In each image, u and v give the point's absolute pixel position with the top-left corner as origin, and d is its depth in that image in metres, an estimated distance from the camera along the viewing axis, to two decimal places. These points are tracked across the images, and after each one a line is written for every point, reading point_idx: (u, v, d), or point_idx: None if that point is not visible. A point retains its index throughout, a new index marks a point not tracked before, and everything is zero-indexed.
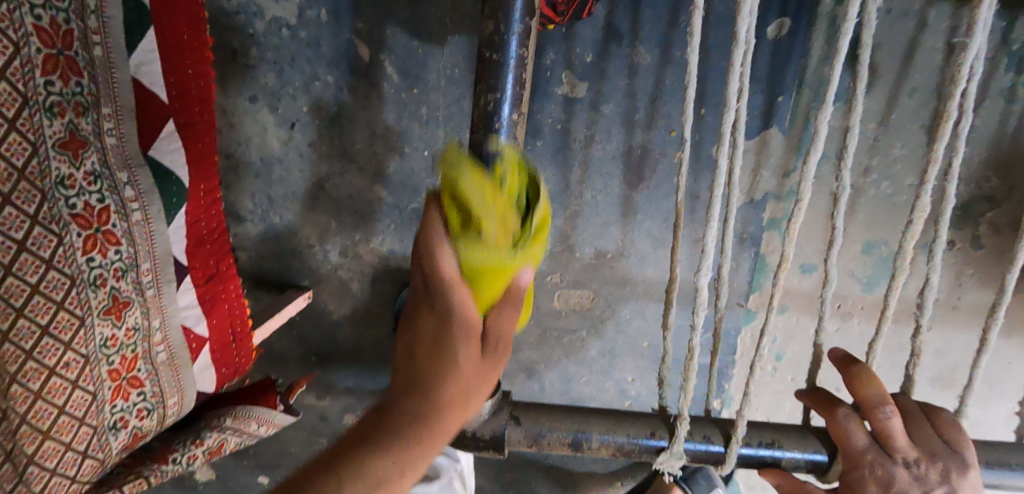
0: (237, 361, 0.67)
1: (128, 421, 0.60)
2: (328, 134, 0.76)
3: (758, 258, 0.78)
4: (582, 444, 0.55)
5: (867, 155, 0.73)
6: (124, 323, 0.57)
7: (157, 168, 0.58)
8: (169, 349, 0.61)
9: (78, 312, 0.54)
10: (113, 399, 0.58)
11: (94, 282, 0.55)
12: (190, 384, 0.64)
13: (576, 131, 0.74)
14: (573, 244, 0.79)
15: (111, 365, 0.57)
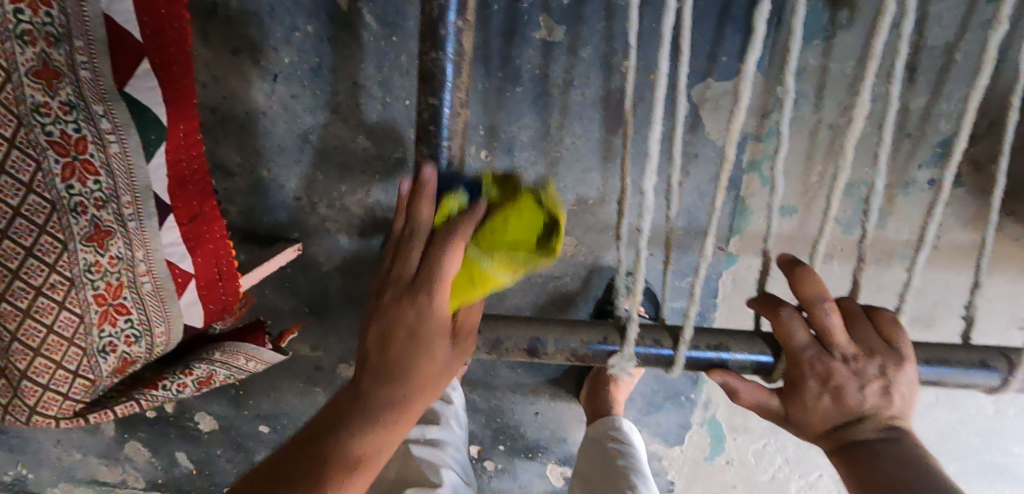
0: (227, 298, 0.69)
1: (116, 346, 0.63)
2: (311, 85, 0.77)
3: (738, 201, 0.79)
4: (539, 349, 0.57)
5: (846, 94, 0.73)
6: (107, 252, 0.59)
7: (133, 104, 0.58)
8: (155, 280, 0.63)
9: (60, 236, 0.57)
10: (101, 323, 0.61)
11: (75, 210, 0.56)
12: (177, 315, 0.66)
13: (554, 76, 0.74)
14: (554, 191, 0.80)
15: (97, 291, 0.60)
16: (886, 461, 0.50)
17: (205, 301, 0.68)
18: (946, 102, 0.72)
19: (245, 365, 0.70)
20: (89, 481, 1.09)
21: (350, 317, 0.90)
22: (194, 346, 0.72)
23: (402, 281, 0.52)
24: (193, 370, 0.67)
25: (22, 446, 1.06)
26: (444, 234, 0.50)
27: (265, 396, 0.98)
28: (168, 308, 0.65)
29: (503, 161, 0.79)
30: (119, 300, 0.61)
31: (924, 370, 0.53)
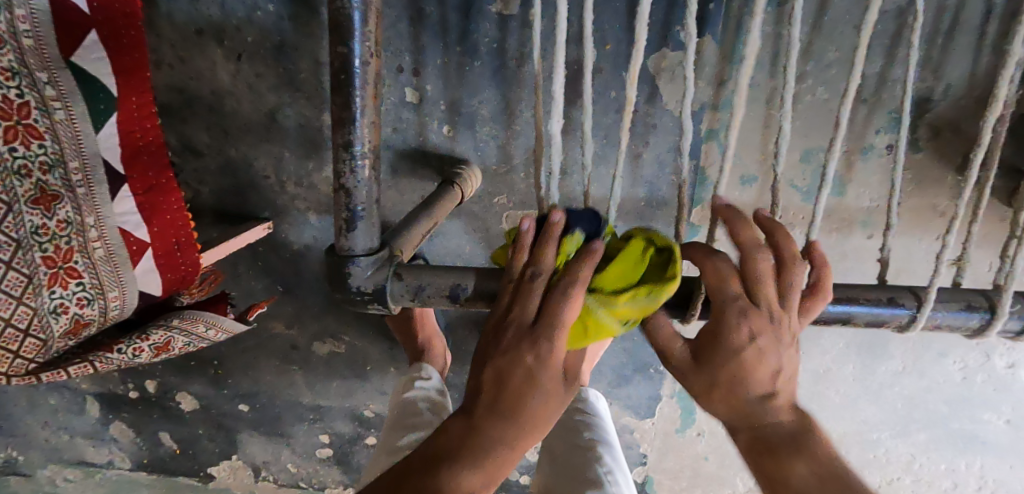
0: (186, 270, 0.70)
1: (67, 307, 0.63)
2: (275, 63, 0.79)
3: (698, 170, 0.79)
4: (460, 296, 0.56)
5: (801, 60, 0.73)
6: (54, 215, 0.60)
7: (80, 74, 0.59)
8: (107, 247, 0.64)
9: (4, 197, 0.57)
10: (51, 284, 0.62)
11: (19, 173, 0.58)
12: (131, 282, 0.67)
13: (511, 49, 0.75)
14: (517, 164, 0.81)
15: (45, 253, 0.61)
16: (795, 463, 0.50)
17: (162, 272, 0.69)
18: (901, 67, 0.72)
19: (205, 333, 0.71)
20: (77, 462, 1.11)
21: (322, 294, 0.92)
22: (155, 314, 0.73)
23: (522, 322, 0.52)
24: (149, 335, 0.68)
25: (13, 428, 1.09)
26: (566, 283, 0.51)
27: (243, 375, 0.99)
28: (121, 274, 0.66)
29: (465, 136, 0.81)
30: (70, 263, 0.62)
31: (833, 307, 0.53)
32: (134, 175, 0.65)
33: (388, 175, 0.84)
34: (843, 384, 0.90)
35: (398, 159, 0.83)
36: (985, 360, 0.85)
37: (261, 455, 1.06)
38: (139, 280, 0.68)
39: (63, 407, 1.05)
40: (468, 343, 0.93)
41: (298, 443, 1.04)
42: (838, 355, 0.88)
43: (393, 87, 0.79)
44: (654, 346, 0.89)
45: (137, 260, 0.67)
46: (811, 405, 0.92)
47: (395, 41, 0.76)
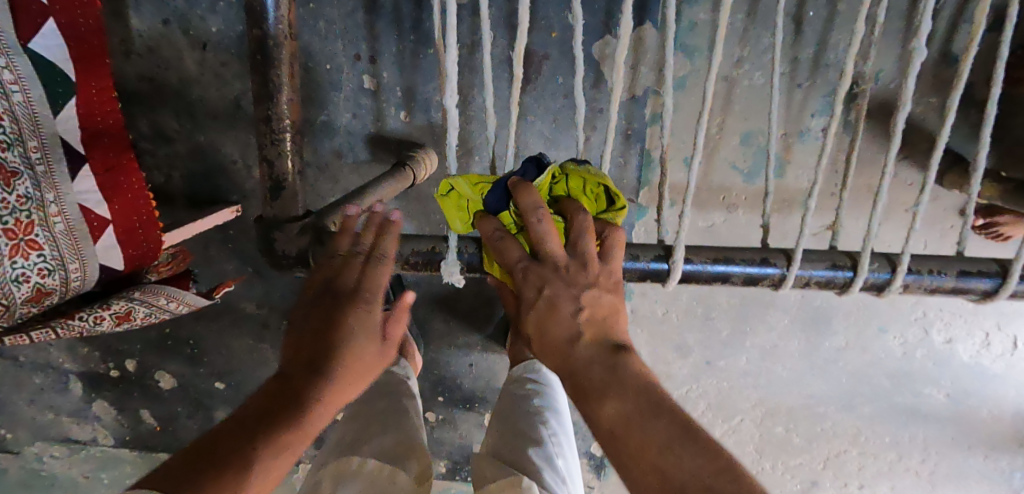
0: (147, 247, 0.73)
1: (29, 278, 0.64)
2: (238, 52, 0.83)
3: (645, 153, 0.83)
4: None
5: (739, 45, 0.77)
6: (14, 189, 0.61)
7: (39, 59, 0.62)
8: (67, 222, 0.66)
9: None
10: (12, 256, 0.62)
11: None
12: (91, 256, 0.69)
13: (462, 37, 0.79)
14: (471, 148, 0.85)
15: (6, 225, 0.61)
16: (599, 396, 0.49)
17: (123, 247, 0.71)
18: (833, 52, 0.76)
19: (166, 306, 0.75)
20: (62, 440, 1.15)
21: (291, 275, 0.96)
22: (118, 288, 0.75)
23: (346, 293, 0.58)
24: (109, 305, 0.71)
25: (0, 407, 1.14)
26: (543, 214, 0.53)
27: (218, 354, 1.04)
28: (80, 249, 0.68)
29: (422, 121, 0.84)
30: (32, 236, 0.63)
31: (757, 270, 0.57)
32: (96, 156, 0.68)
33: (350, 159, 0.87)
34: (790, 359, 0.93)
35: (359, 144, 0.86)
36: (923, 336, 0.89)
37: None
38: (99, 255, 0.70)
39: (48, 386, 1.10)
40: (431, 322, 0.97)
41: None
42: (783, 332, 0.92)
43: (351, 75, 0.83)
44: None
45: (98, 235, 0.69)
46: (760, 380, 0.95)
47: (352, 30, 0.80)
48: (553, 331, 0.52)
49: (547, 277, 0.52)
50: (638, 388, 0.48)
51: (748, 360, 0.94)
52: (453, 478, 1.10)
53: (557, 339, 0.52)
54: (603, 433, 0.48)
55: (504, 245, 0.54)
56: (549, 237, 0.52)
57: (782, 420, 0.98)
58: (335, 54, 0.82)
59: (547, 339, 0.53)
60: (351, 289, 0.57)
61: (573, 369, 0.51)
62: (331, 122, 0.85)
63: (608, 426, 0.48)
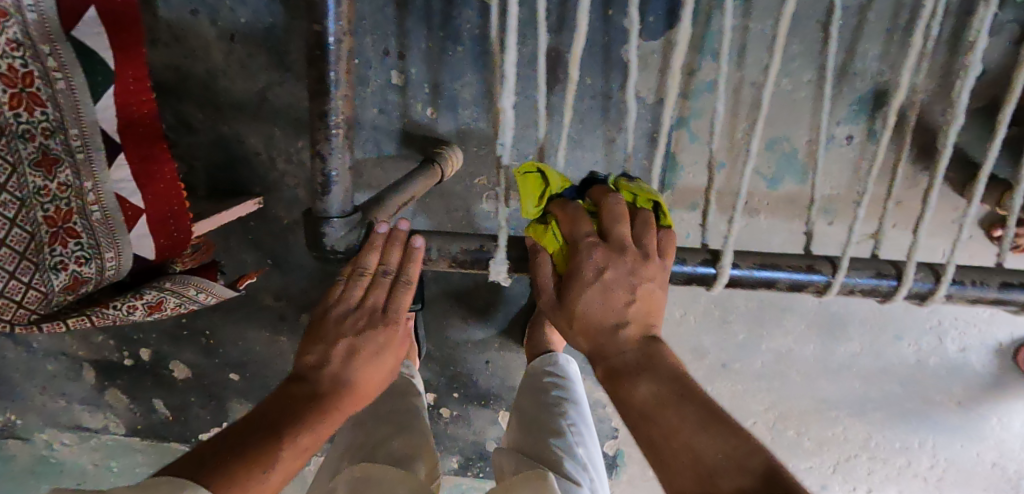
0: (176, 237, 0.72)
1: (67, 265, 0.67)
2: (267, 44, 0.83)
3: (669, 156, 0.83)
4: (424, 256, 0.63)
5: (768, 51, 0.77)
6: (55, 178, 0.64)
7: (80, 47, 0.62)
8: (104, 211, 0.68)
9: (9, 158, 0.61)
10: (52, 243, 0.66)
11: (24, 137, 0.62)
12: (126, 246, 0.70)
13: (492, 35, 0.79)
14: (496, 147, 0.85)
15: (46, 212, 0.65)
16: (636, 382, 0.52)
17: (155, 237, 0.72)
18: (860, 61, 0.76)
19: (196, 296, 0.76)
20: (72, 427, 1.15)
21: (310, 267, 0.96)
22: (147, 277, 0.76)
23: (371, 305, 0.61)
24: (143, 294, 0.72)
25: (11, 393, 1.13)
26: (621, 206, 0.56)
27: (233, 344, 1.04)
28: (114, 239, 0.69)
29: (448, 118, 0.84)
30: (69, 225, 0.66)
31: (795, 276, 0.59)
32: (130, 145, 0.68)
33: (374, 154, 0.88)
34: (805, 364, 0.94)
35: (384, 139, 0.87)
36: (937, 343, 0.90)
37: None
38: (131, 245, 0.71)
39: (60, 373, 1.10)
40: (449, 318, 0.98)
41: None
42: (799, 336, 0.93)
43: (379, 70, 0.83)
44: None
45: (132, 224, 0.70)
46: (774, 383, 0.96)
47: (382, 25, 0.80)
48: (591, 313, 0.55)
49: (604, 256, 0.54)
50: (673, 375, 0.51)
51: (763, 363, 0.95)
52: (464, 474, 1.11)
53: (595, 326, 0.55)
54: (637, 416, 0.51)
55: (577, 217, 0.57)
56: (621, 223, 0.55)
57: (793, 423, 0.99)
58: (364, 49, 0.82)
59: (591, 319, 0.55)
60: (381, 309, 0.61)
61: (610, 358, 0.54)
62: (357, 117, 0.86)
63: (646, 412, 0.50)
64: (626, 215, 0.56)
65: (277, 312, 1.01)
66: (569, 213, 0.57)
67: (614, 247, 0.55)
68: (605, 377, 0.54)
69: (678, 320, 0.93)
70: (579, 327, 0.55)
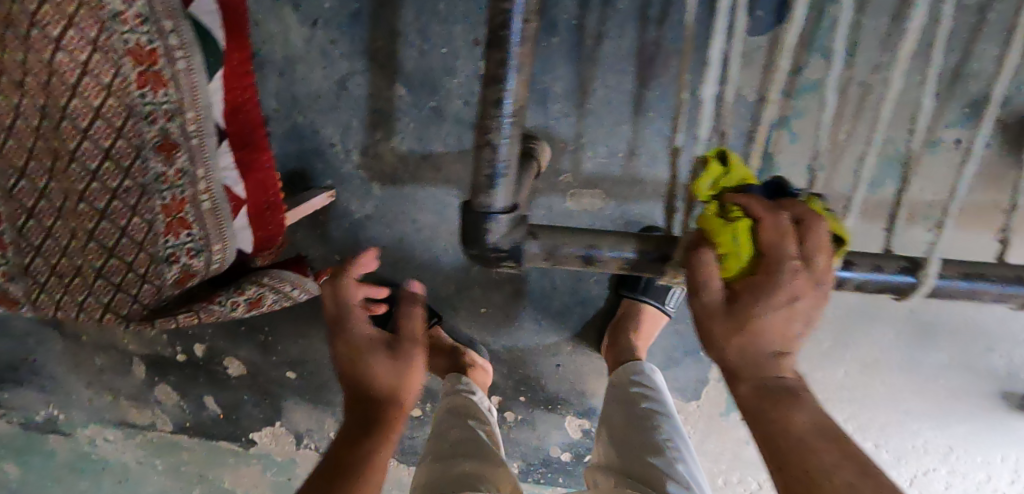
0: (270, 231, 0.75)
1: (179, 257, 0.71)
2: (350, 31, 0.79)
3: (767, 157, 0.80)
4: (593, 259, 0.58)
5: (879, 50, 0.74)
6: (172, 163, 0.67)
7: (198, 27, 0.63)
8: (212, 200, 0.70)
9: (135, 143, 0.65)
10: (167, 233, 0.70)
11: (148, 118, 0.64)
12: (231, 235, 0.73)
13: (589, 27, 0.76)
14: (585, 143, 0.82)
15: (164, 201, 0.68)
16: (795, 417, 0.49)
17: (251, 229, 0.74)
18: (978, 62, 0.73)
19: (292, 293, 0.76)
20: (118, 423, 1.12)
21: (380, 263, 0.93)
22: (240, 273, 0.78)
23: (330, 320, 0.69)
24: (246, 288, 0.74)
25: (56, 386, 1.10)
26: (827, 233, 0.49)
27: (293, 342, 1.00)
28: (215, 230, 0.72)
29: (536, 112, 0.81)
30: (178, 214, 0.69)
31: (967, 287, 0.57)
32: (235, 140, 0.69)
33: (456, 148, 0.84)
34: (889, 374, 0.91)
35: (467, 133, 0.83)
36: None
37: (304, 422, 1.07)
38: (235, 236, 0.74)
39: (109, 368, 1.06)
40: (521, 320, 0.94)
41: (343, 412, 1.05)
42: (885, 347, 0.90)
43: (467, 60, 0.79)
44: None
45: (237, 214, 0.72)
46: (857, 394, 0.94)
47: (473, 14, 0.77)
48: (764, 332, 0.49)
49: (805, 287, 0.48)
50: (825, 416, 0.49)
51: (846, 372, 0.92)
52: (524, 478, 1.08)
53: (758, 350, 0.50)
54: (788, 452, 0.48)
55: (781, 232, 0.48)
56: (823, 251, 0.48)
57: (872, 435, 0.96)
58: (453, 38, 0.78)
59: (757, 336, 0.49)
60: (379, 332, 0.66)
61: (764, 385, 0.51)
62: (441, 109, 0.82)
63: (802, 452, 0.48)
64: (830, 249, 0.49)
65: None
66: (777, 222, 0.49)
67: (814, 274, 0.48)
68: (754, 403, 0.51)
69: None
70: (740, 348, 0.50)
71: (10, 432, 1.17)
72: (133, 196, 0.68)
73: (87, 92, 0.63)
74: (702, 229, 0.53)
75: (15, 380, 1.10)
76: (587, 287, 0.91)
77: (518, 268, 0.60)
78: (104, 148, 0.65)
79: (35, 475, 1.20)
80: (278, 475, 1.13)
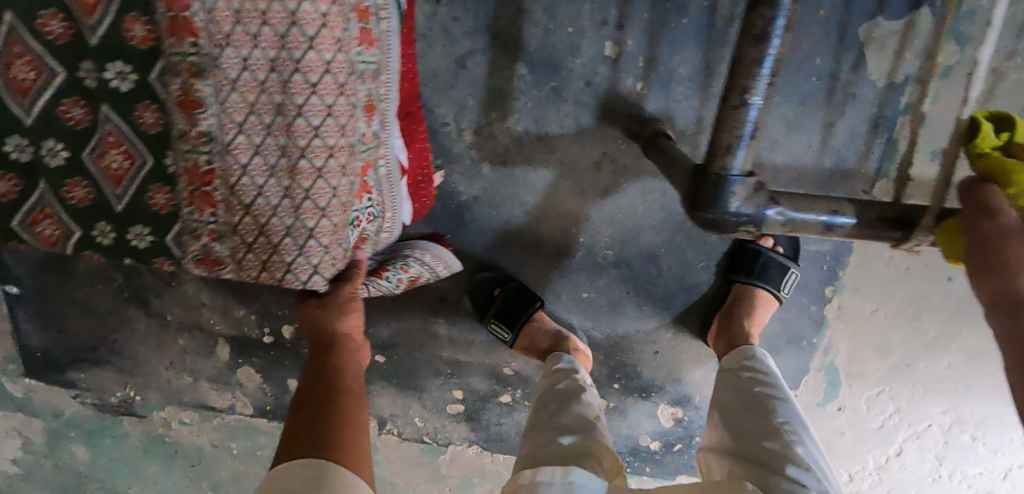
0: (424, 202, 0.80)
1: (362, 221, 0.69)
2: (475, 8, 0.78)
3: (890, 144, 0.80)
4: (835, 226, 0.57)
5: (1015, 37, 0.74)
6: (372, 123, 0.65)
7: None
8: (388, 165, 0.69)
9: (349, 100, 0.61)
10: (361, 196, 0.67)
11: (361, 74, 0.61)
12: (399, 203, 0.74)
13: (721, 8, 0.75)
14: (706, 127, 0.81)
15: (361, 163, 0.65)
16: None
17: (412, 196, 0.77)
18: None
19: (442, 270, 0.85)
20: (196, 406, 1.10)
21: (483, 246, 0.92)
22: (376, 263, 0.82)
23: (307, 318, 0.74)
24: (409, 267, 0.81)
25: (135, 367, 1.08)
26: None
27: (385, 325, 0.99)
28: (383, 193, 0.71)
29: (658, 94, 0.80)
30: (368, 178, 0.67)
31: None
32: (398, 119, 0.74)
33: (572, 129, 0.83)
34: (993, 365, 0.91)
35: (586, 115, 0.82)
36: None
37: (389, 407, 1.06)
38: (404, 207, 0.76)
39: (193, 349, 1.05)
40: (623, 306, 0.94)
41: (430, 398, 1.04)
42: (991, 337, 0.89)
43: (592, 40, 0.78)
44: (810, 318, 0.91)
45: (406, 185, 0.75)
46: (958, 386, 0.92)
47: None
48: None
49: None
50: None
51: (951, 364, 0.91)
52: None
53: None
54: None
55: None
56: None
57: (969, 428, 0.95)
58: (580, 17, 0.77)
59: None
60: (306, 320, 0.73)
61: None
62: (561, 89, 0.81)
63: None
64: None
65: (436, 293, 0.96)
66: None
67: None
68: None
69: (868, 315, 0.90)
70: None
71: (82, 414, 1.15)
72: (347, 155, 0.64)
73: (323, 46, 0.57)
74: (987, 165, 0.51)
75: (93, 361, 1.09)
76: (694, 273, 0.90)
77: (753, 232, 0.58)
78: (328, 102, 0.60)
79: (106, 458, 1.18)
80: None
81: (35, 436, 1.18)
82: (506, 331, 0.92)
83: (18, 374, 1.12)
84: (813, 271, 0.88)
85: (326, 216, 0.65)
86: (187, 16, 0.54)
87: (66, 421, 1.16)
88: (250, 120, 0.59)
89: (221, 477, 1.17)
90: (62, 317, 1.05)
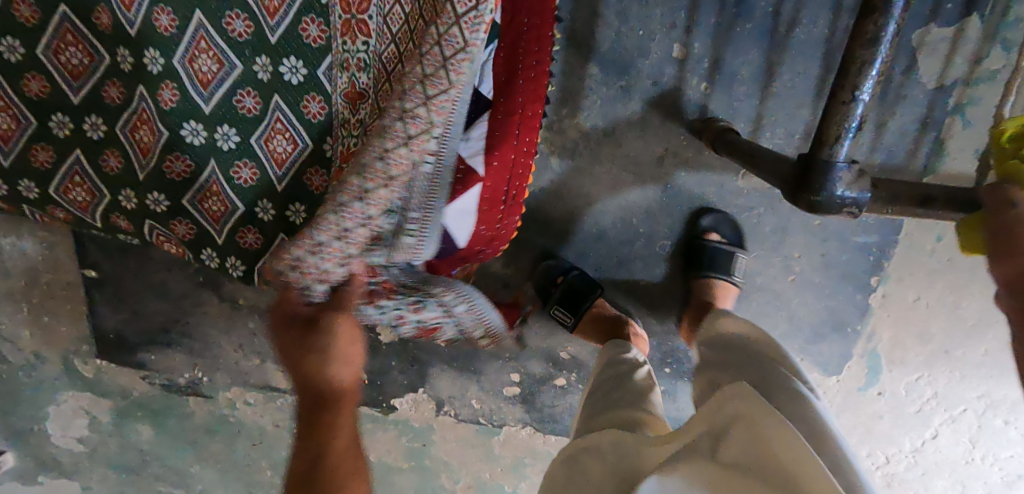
0: (495, 224, 0.78)
1: (397, 220, 0.67)
2: (551, 10, 0.84)
3: (938, 142, 0.86)
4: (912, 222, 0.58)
5: None
6: (431, 131, 0.61)
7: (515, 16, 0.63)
8: (439, 168, 0.65)
9: (422, 108, 0.59)
10: (395, 193, 0.63)
11: (438, 84, 0.58)
12: (439, 211, 0.70)
13: (784, 14, 0.81)
14: (764, 125, 0.87)
15: (413, 160, 0.62)
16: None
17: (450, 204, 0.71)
18: None
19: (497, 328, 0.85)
20: (262, 387, 1.16)
21: (547, 235, 0.98)
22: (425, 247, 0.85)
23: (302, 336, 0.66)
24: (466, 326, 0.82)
25: (204, 349, 1.14)
26: None
27: None
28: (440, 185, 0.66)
29: (721, 94, 0.86)
30: (411, 178, 0.63)
31: None
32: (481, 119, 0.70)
33: (638, 126, 0.89)
34: None
35: (651, 112, 0.88)
36: None
37: (448, 389, 1.11)
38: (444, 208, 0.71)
39: (262, 333, 1.10)
40: (677, 293, 0.99)
41: (488, 380, 1.09)
42: None
43: (661, 43, 0.84)
44: (855, 306, 0.97)
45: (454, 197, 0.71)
46: (993, 372, 0.97)
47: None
48: None
49: None
50: None
51: (986, 352, 0.96)
52: None
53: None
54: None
55: None
56: None
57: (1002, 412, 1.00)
58: (651, 20, 0.83)
59: None
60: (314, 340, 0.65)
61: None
62: (629, 88, 0.87)
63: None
64: None
65: (499, 279, 1.02)
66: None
67: None
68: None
69: (910, 304, 0.95)
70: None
71: (149, 394, 1.20)
72: (421, 148, 0.61)
73: (449, 42, 0.56)
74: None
75: (164, 343, 1.14)
76: (746, 263, 0.95)
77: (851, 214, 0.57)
78: (428, 92, 0.58)
79: (169, 437, 1.24)
80: (413, 441, 1.17)
81: (102, 415, 1.23)
82: (568, 315, 0.96)
83: (90, 355, 1.17)
84: (859, 261, 0.94)
85: (365, 190, 0.61)
86: (362, 20, 0.62)
87: (133, 401, 1.21)
88: (362, 99, 0.66)
89: (281, 456, 1.22)
90: (137, 300, 1.11)
